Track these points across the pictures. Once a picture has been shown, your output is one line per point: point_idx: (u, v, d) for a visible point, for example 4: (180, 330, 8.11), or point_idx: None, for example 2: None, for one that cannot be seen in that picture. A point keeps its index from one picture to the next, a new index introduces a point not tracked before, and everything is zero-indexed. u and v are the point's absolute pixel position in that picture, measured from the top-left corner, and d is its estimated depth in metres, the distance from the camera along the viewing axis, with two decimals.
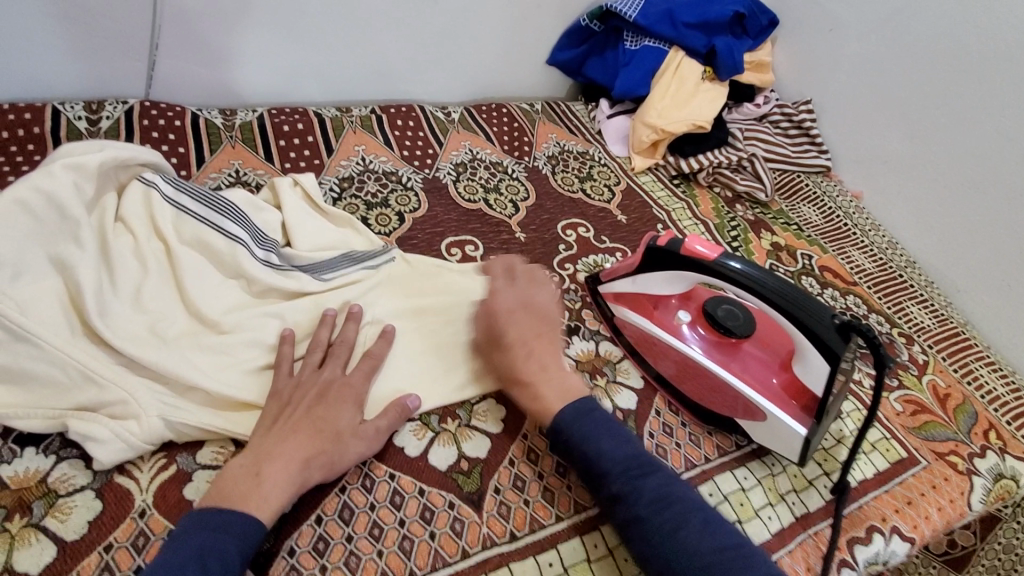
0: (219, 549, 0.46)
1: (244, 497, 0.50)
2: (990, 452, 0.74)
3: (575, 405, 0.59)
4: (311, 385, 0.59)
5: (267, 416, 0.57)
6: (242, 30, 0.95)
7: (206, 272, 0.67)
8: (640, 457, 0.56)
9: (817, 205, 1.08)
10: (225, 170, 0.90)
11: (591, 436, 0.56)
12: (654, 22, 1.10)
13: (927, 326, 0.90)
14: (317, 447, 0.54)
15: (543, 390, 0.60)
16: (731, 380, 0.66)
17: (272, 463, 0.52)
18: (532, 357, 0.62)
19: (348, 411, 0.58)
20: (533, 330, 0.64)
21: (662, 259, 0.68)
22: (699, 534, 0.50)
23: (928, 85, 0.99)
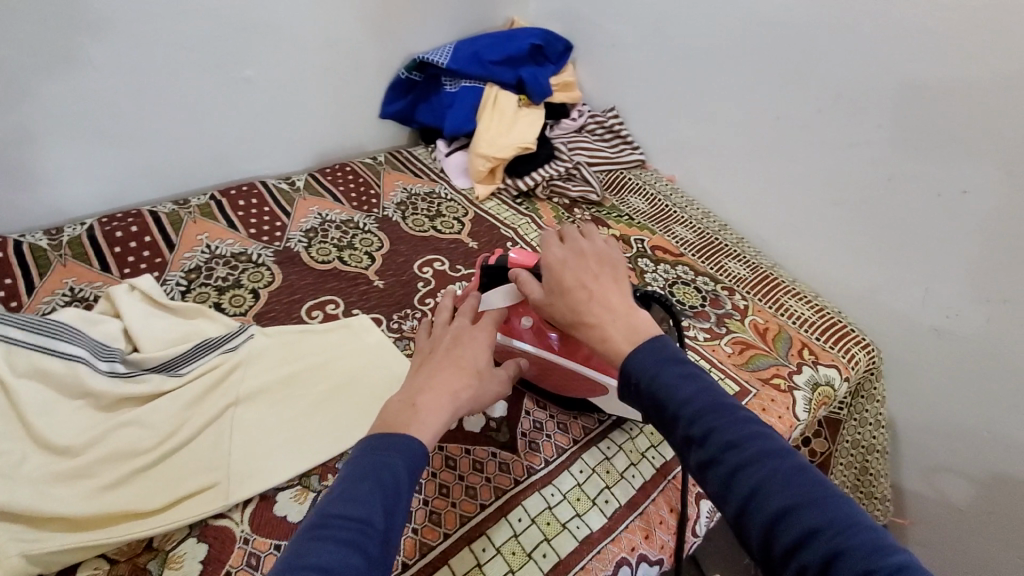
0: (388, 462, 0.48)
1: (406, 421, 0.52)
2: (805, 367, 0.90)
3: (648, 346, 0.53)
4: (447, 334, 0.63)
5: (415, 363, 0.61)
6: (52, 151, 0.94)
7: (50, 400, 0.66)
8: (716, 399, 0.48)
9: (642, 194, 1.22)
10: (58, 291, 0.87)
11: (666, 381, 0.50)
12: (464, 65, 1.22)
13: (744, 276, 1.05)
14: (463, 383, 0.57)
15: (610, 328, 0.55)
16: (579, 368, 0.69)
17: (425, 396, 0.54)
18: (595, 296, 0.57)
19: (482, 353, 0.61)
20: (592, 273, 0.59)
21: (493, 274, 0.71)
22: (776, 473, 0.43)
23: (699, 77, 1.17)
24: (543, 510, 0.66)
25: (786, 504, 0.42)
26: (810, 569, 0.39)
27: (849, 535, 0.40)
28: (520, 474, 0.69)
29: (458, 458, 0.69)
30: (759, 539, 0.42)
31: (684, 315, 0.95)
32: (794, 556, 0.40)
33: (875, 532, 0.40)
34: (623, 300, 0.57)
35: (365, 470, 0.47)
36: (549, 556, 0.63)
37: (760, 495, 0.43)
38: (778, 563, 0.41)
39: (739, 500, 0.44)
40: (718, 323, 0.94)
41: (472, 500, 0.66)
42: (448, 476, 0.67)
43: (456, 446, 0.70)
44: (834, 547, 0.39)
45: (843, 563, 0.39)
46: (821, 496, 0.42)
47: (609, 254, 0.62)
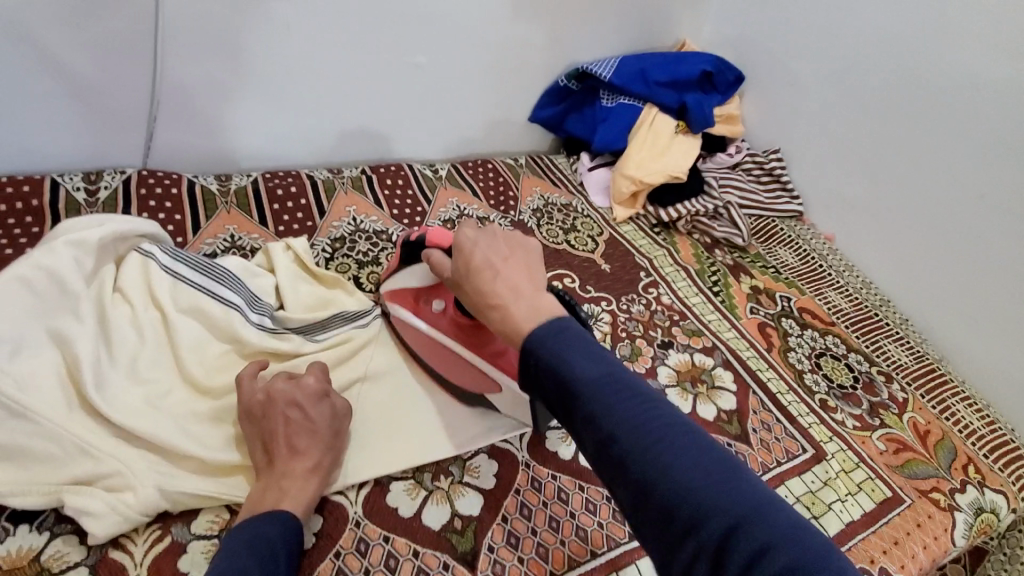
0: (265, 533, 0.51)
1: (275, 501, 0.55)
2: (970, 487, 0.77)
3: (548, 322, 0.48)
4: (275, 398, 0.59)
5: (252, 435, 0.59)
6: (236, 101, 1.00)
7: (202, 339, 0.68)
8: (613, 369, 0.45)
9: (792, 248, 1.13)
10: (220, 236, 0.93)
11: (564, 354, 0.46)
12: (628, 81, 1.18)
13: (904, 364, 0.93)
14: (322, 451, 0.59)
15: (513, 309, 0.50)
16: (477, 360, 0.66)
17: (289, 480, 0.56)
18: (499, 276, 0.53)
19: (324, 407, 0.61)
20: (502, 254, 0.56)
21: (415, 254, 0.71)
22: (669, 449, 0.40)
23: (891, 132, 1.05)
24: None
25: (683, 482, 0.39)
26: (706, 552, 0.37)
27: (746, 508, 0.37)
28: (634, 529, 0.63)
29: (571, 492, 0.66)
30: (656, 524, 0.39)
31: (831, 393, 0.85)
32: (691, 537, 0.37)
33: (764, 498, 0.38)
34: (530, 283, 0.53)
35: (245, 545, 0.50)
36: None
37: (656, 476, 0.39)
38: (673, 545, 0.38)
39: (634, 483, 0.40)
40: (871, 413, 0.84)
41: (582, 544, 0.61)
42: (558, 509, 0.64)
43: (570, 479, 0.67)
44: (731, 525, 0.37)
45: (741, 538, 0.36)
46: (714, 470, 0.39)
47: (524, 241, 0.58)
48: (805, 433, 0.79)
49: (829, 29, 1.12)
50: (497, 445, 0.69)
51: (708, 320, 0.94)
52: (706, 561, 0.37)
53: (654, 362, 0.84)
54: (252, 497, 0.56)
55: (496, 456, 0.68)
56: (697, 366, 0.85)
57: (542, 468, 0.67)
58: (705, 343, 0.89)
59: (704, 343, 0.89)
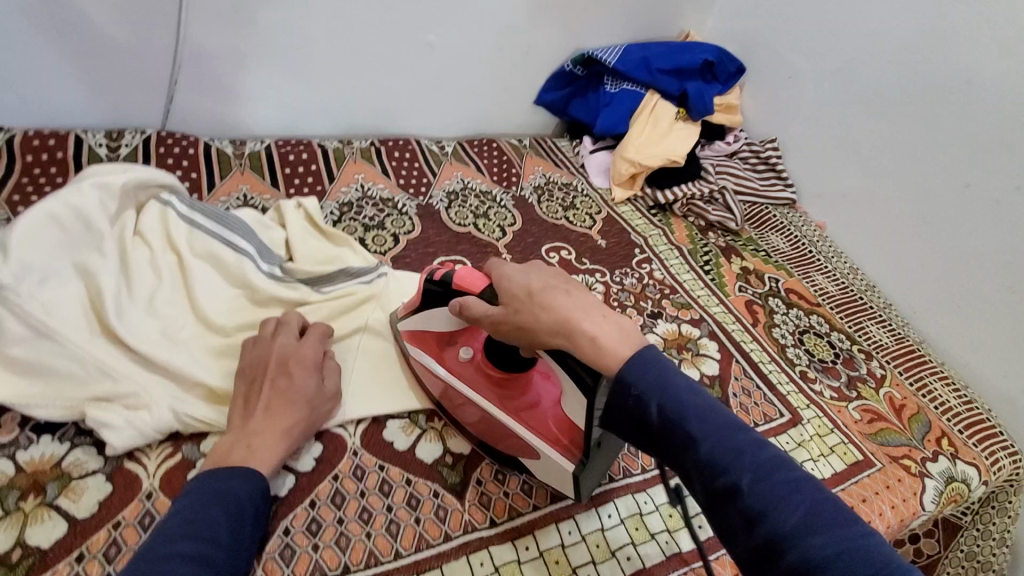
0: (234, 489, 0.51)
1: (242, 457, 0.54)
2: (941, 457, 0.81)
3: (642, 360, 0.50)
4: (270, 360, 0.61)
5: (238, 396, 0.59)
6: (254, 68, 1.04)
7: (215, 283, 0.72)
8: (735, 425, 0.47)
9: (784, 234, 1.17)
10: (234, 195, 0.97)
11: (680, 402, 0.48)
12: (631, 68, 1.22)
13: (885, 344, 0.96)
14: (298, 417, 0.59)
15: (597, 329, 0.52)
16: (508, 419, 0.62)
17: (260, 437, 0.56)
18: (569, 298, 0.54)
19: (313, 377, 0.62)
20: (558, 279, 0.56)
21: (434, 296, 0.65)
22: (799, 509, 0.42)
23: (884, 125, 1.09)
24: (634, 514, 0.65)
25: (817, 549, 0.40)
26: None
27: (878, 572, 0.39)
28: (615, 472, 0.67)
29: None
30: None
31: (811, 366, 0.89)
32: None
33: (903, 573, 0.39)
34: (593, 299, 0.55)
35: (213, 499, 0.50)
36: (632, 560, 0.61)
37: (785, 535, 0.42)
38: None
39: (759, 540, 0.43)
40: (848, 386, 0.87)
41: None
42: None
43: None
44: None
45: None
46: (851, 536, 0.41)
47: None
48: (784, 400, 0.82)
49: (830, 23, 1.15)
50: None
51: (697, 295, 0.97)
52: None
53: (643, 329, 0.88)
54: (220, 448, 0.55)
55: None
56: (684, 335, 0.89)
57: None
58: (693, 315, 0.93)
59: (692, 315, 0.93)
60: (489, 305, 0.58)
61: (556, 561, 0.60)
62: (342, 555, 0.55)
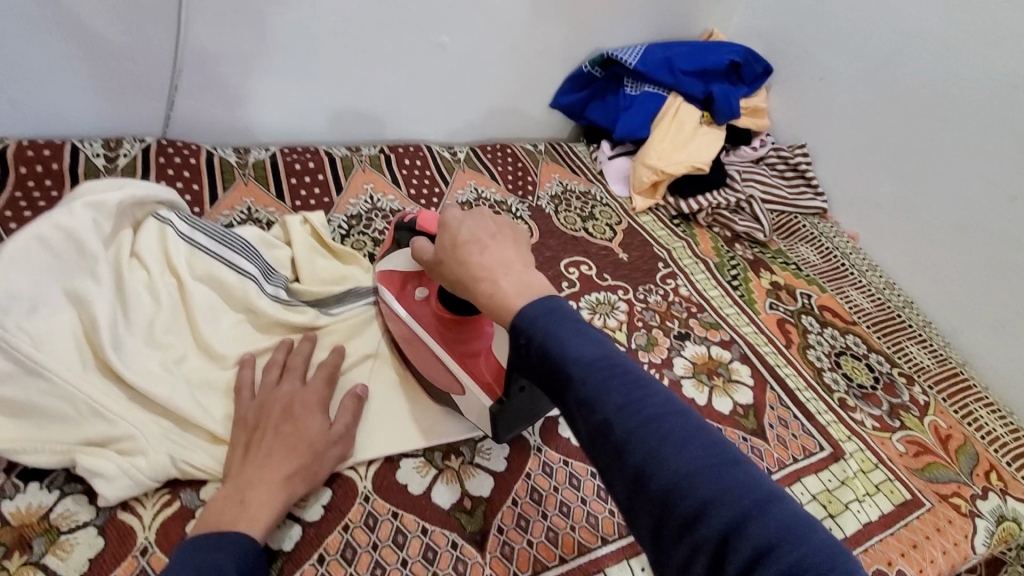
0: (216, 560, 0.45)
1: (232, 519, 0.50)
2: (992, 494, 0.75)
3: (541, 300, 0.44)
4: (272, 405, 0.58)
5: (238, 444, 0.56)
6: (258, 72, 0.99)
7: (217, 308, 0.68)
8: (608, 352, 0.41)
9: (814, 245, 1.11)
10: (237, 208, 0.92)
11: (553, 333, 0.42)
12: (653, 69, 1.16)
13: (926, 366, 0.90)
14: (298, 465, 0.54)
15: (500, 280, 0.47)
16: (445, 359, 0.63)
17: (255, 490, 0.52)
18: (485, 253, 0.49)
19: (317, 419, 0.58)
20: (490, 230, 0.52)
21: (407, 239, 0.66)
22: (670, 434, 0.37)
23: (924, 131, 1.03)
24: None
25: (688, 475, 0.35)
26: (704, 552, 0.33)
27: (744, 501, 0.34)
28: None
29: (583, 479, 0.65)
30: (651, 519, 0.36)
31: (850, 392, 0.83)
32: (689, 534, 0.34)
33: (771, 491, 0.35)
34: (519, 259, 0.49)
35: (191, 571, 0.44)
36: None
37: (654, 465, 0.36)
38: (667, 542, 0.35)
39: (631, 474, 0.37)
40: (890, 414, 0.82)
41: (592, 530, 0.61)
42: (569, 494, 0.63)
43: (582, 465, 0.66)
44: (733, 524, 0.33)
45: (740, 536, 0.33)
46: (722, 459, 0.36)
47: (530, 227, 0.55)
48: (823, 431, 0.77)
49: (866, 23, 1.09)
50: None
51: (726, 313, 0.92)
52: (705, 560, 0.34)
53: (671, 353, 0.83)
54: (214, 505, 0.51)
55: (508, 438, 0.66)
56: (713, 359, 0.84)
57: (554, 452, 0.66)
58: (723, 336, 0.87)
59: (722, 336, 0.87)
60: (429, 247, 0.56)
61: None
62: None
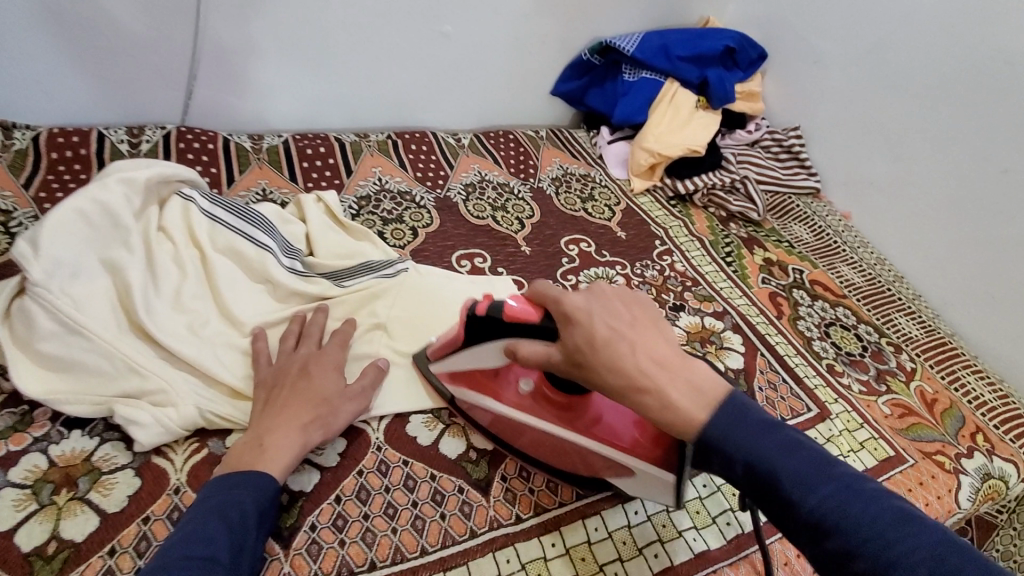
0: (237, 497, 0.50)
1: (251, 461, 0.53)
2: (976, 453, 0.79)
3: (714, 407, 0.48)
4: (290, 366, 0.62)
5: (257, 399, 0.60)
6: (272, 62, 1.03)
7: (238, 278, 0.72)
8: (795, 447, 0.47)
9: (807, 224, 1.14)
10: (253, 189, 0.97)
11: (739, 436, 0.47)
12: (651, 56, 1.19)
13: (914, 336, 0.94)
14: (312, 415, 0.58)
15: (671, 393, 0.48)
16: (578, 440, 0.60)
17: (273, 435, 0.55)
18: (637, 352, 0.49)
19: (333, 378, 0.62)
20: (623, 321, 0.52)
21: (484, 331, 0.60)
22: (869, 519, 0.42)
23: (915, 111, 1.06)
24: (660, 511, 0.64)
25: (896, 556, 0.40)
26: None
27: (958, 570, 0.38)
28: None
29: None
30: None
31: (839, 359, 0.87)
32: None
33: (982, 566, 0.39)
34: (670, 351, 0.51)
35: (213, 510, 0.49)
36: (660, 558, 0.60)
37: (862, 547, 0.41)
38: None
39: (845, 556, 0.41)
40: (877, 379, 0.85)
41: None
42: None
43: None
44: None
45: None
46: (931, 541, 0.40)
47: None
48: (812, 394, 0.81)
49: (858, 7, 1.12)
50: None
51: (720, 287, 0.96)
52: None
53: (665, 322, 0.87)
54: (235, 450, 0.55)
55: None
56: (707, 328, 0.87)
57: None
58: (716, 308, 0.91)
59: (715, 307, 0.91)
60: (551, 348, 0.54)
61: (583, 558, 0.59)
62: (368, 551, 0.55)
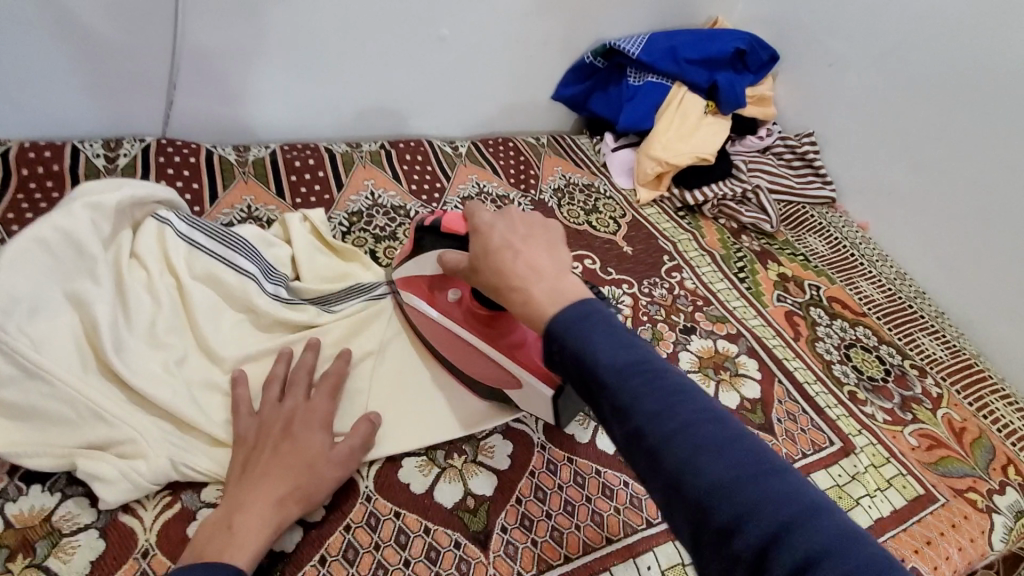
0: None
1: (218, 548, 0.48)
2: (1009, 489, 0.73)
3: (573, 306, 0.44)
4: (272, 424, 0.56)
5: (236, 462, 0.55)
6: (256, 69, 0.98)
7: (217, 307, 0.67)
8: (644, 358, 0.41)
9: (822, 235, 1.09)
10: (237, 207, 0.92)
11: (586, 339, 0.42)
12: (657, 59, 1.13)
13: (939, 358, 0.89)
14: (290, 486, 0.52)
15: (533, 288, 0.47)
16: (487, 350, 0.63)
17: (244, 514, 0.50)
18: (519, 257, 0.50)
19: (317, 439, 0.56)
20: (519, 233, 0.52)
21: (428, 242, 0.65)
22: (723, 461, 0.36)
23: (937, 116, 1.00)
24: (675, 564, 0.59)
25: (722, 483, 0.35)
26: (743, 561, 0.33)
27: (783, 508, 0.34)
28: (652, 516, 0.62)
29: (587, 476, 0.64)
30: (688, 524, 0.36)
31: (861, 385, 0.82)
32: (726, 543, 0.34)
33: (842, 528, 0.33)
34: (556, 263, 0.49)
35: None
36: None
37: (711, 499, 0.35)
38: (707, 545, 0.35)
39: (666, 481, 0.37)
40: (902, 407, 0.80)
41: (598, 530, 0.60)
42: (573, 493, 0.62)
43: (587, 462, 0.65)
44: (775, 533, 0.33)
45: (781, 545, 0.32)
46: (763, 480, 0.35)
47: (546, 221, 0.55)
48: (833, 425, 0.76)
49: (874, 6, 1.06)
50: (513, 426, 0.67)
51: (733, 306, 0.90)
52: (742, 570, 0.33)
53: (676, 346, 0.82)
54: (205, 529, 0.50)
55: (511, 437, 0.66)
56: (720, 353, 0.82)
57: (558, 450, 0.65)
58: (729, 330, 0.86)
59: (728, 329, 0.86)
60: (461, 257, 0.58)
61: None
62: None
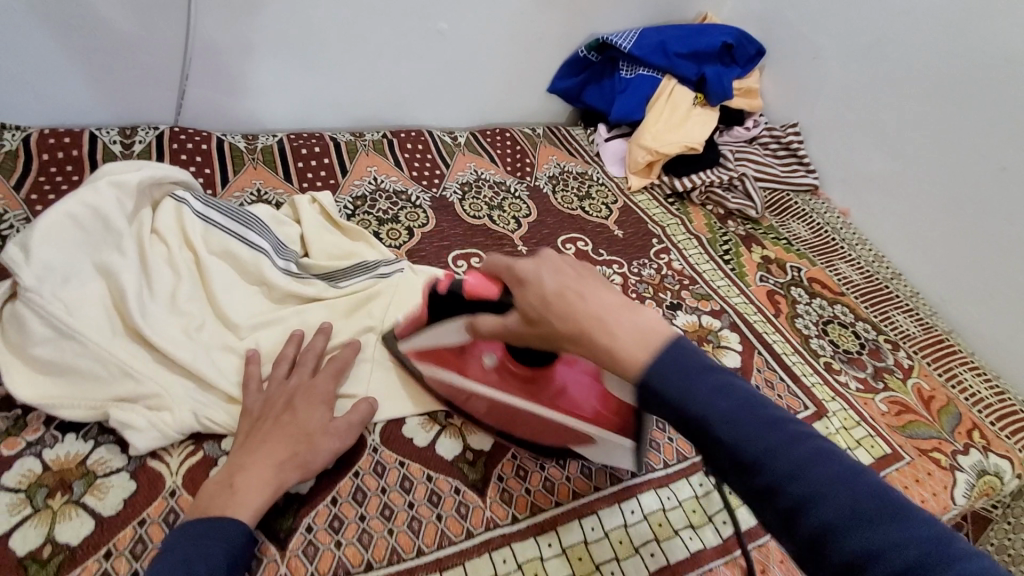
0: (206, 548, 0.48)
1: (220, 505, 0.52)
2: (973, 450, 0.78)
3: (661, 352, 0.42)
4: (276, 399, 0.60)
5: (241, 430, 0.59)
6: (264, 62, 1.03)
7: (231, 280, 0.72)
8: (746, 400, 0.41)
9: (806, 221, 1.14)
10: (247, 189, 0.96)
11: (687, 386, 0.41)
12: (647, 53, 1.19)
13: (912, 334, 0.94)
14: (287, 454, 0.56)
15: (615, 333, 0.43)
16: (543, 412, 0.61)
17: (245, 475, 0.54)
18: (587, 299, 0.45)
19: (318, 413, 0.60)
20: (571, 275, 0.47)
21: (449, 306, 0.61)
22: (843, 498, 0.36)
23: (915, 108, 1.05)
24: (657, 509, 0.64)
25: (844, 518, 0.36)
26: None
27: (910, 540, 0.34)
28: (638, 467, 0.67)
29: None
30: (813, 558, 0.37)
31: (836, 357, 0.87)
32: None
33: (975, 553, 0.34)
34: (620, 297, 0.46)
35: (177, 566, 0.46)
36: (656, 557, 0.61)
37: (836, 536, 0.36)
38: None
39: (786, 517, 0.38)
40: (875, 377, 0.85)
41: (587, 480, 0.65)
42: None
43: None
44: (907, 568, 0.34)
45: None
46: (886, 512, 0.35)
47: None
48: (809, 392, 0.81)
49: (855, 4, 1.12)
50: None
51: (718, 285, 0.95)
52: None
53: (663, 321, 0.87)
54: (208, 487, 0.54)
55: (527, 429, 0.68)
56: (704, 327, 0.87)
57: None
58: (714, 306, 0.91)
59: (712, 306, 0.91)
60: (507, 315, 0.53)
61: (579, 557, 0.59)
62: (364, 553, 0.55)
